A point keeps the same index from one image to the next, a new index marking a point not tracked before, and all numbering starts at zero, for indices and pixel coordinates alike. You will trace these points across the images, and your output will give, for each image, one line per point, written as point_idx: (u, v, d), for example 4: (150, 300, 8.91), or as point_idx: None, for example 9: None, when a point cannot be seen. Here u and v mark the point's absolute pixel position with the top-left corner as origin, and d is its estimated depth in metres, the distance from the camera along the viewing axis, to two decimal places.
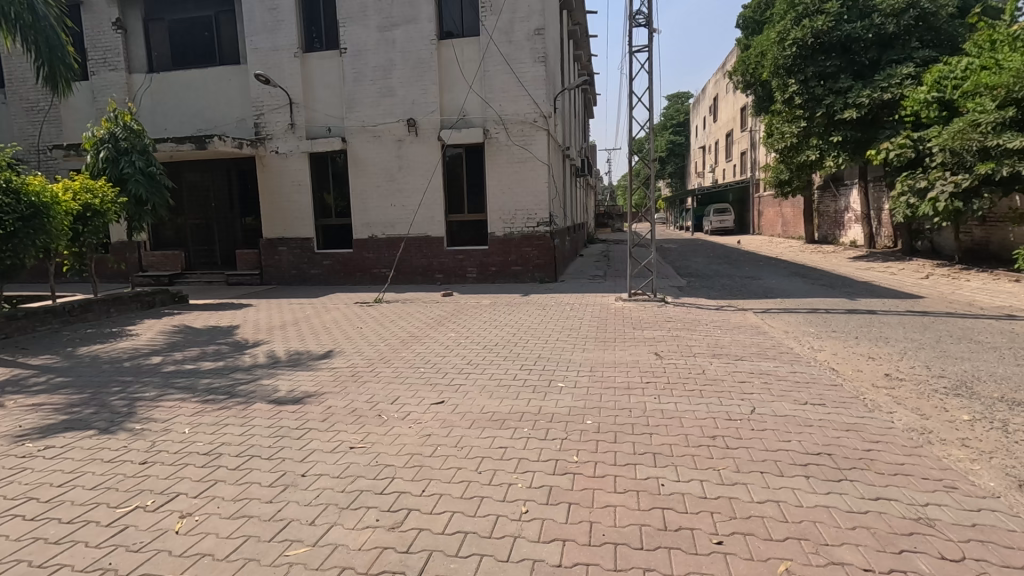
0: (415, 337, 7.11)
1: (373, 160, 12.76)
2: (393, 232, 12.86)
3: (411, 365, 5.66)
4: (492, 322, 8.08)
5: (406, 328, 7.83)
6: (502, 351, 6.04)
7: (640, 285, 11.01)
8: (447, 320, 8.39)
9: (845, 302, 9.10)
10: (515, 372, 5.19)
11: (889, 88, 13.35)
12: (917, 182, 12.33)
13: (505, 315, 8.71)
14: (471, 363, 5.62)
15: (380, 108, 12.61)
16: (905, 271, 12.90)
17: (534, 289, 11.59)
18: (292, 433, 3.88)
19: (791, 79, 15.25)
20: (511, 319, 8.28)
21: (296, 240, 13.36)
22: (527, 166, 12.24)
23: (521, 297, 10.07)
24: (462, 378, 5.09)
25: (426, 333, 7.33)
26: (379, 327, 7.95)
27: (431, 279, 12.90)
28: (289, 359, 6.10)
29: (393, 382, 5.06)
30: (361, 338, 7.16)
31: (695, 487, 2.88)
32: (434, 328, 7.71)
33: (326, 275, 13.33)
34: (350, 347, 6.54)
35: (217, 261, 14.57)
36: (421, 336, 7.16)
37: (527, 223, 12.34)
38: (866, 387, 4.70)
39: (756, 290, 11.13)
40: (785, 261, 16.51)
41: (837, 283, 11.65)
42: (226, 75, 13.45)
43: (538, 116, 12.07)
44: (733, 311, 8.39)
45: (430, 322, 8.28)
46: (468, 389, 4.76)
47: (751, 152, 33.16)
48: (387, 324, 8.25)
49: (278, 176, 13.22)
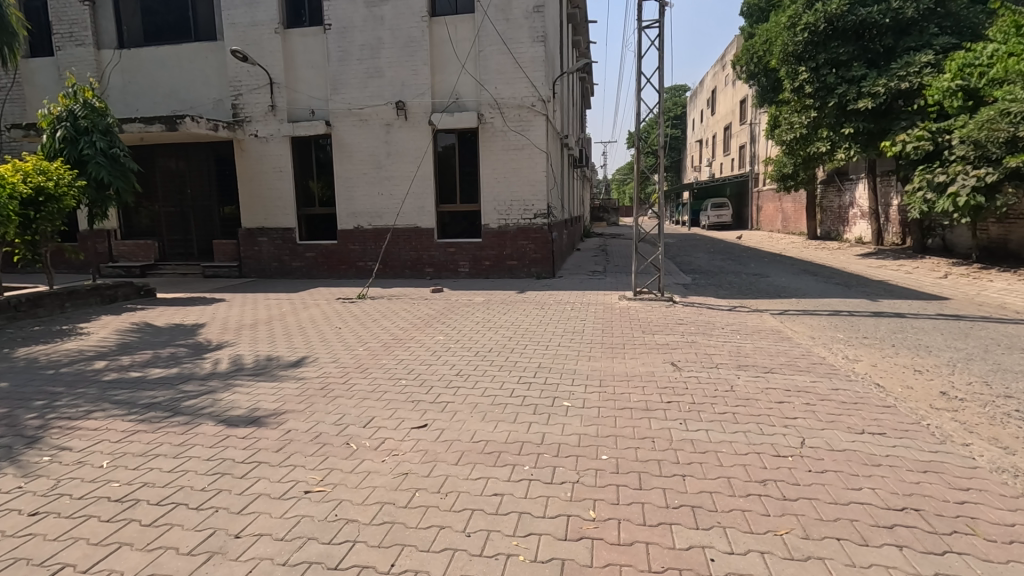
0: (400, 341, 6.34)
1: (360, 146, 11.93)
2: (381, 222, 12.07)
3: (391, 375, 4.90)
4: (486, 323, 7.31)
5: (390, 329, 7.06)
6: (498, 360, 5.29)
7: (646, 283, 10.25)
8: (436, 320, 7.62)
9: (867, 303, 8.42)
10: (513, 387, 4.45)
11: (907, 77, 12.60)
12: (936, 176, 11.69)
13: (499, 315, 7.94)
14: (460, 374, 4.86)
15: (367, 90, 11.76)
16: (920, 270, 12.28)
17: (532, 285, 10.86)
18: (235, 469, 3.11)
19: (801, 66, 14.55)
20: (506, 320, 7.53)
21: (276, 230, 12.53)
22: (524, 153, 11.46)
23: (517, 294, 9.34)
24: (450, 394, 4.33)
25: (412, 336, 6.57)
26: (361, 328, 7.16)
27: (421, 273, 12.13)
28: (254, 367, 5.33)
29: (370, 398, 4.30)
30: (339, 342, 6.38)
31: (757, 565, 2.15)
32: (421, 330, 6.94)
33: (309, 268, 12.53)
34: (325, 352, 5.77)
35: (193, 253, 13.63)
36: (406, 339, 6.38)
37: (523, 215, 11.59)
38: (925, 410, 3.99)
39: (766, 289, 10.46)
40: (791, 258, 15.86)
41: (852, 282, 10.98)
42: (202, 52, 12.55)
43: (536, 100, 11.28)
44: (750, 312, 7.69)
45: (416, 322, 7.46)
46: (457, 408, 4.01)
47: (751, 146, 32.55)
48: (371, 324, 7.49)
49: (257, 162, 12.38)
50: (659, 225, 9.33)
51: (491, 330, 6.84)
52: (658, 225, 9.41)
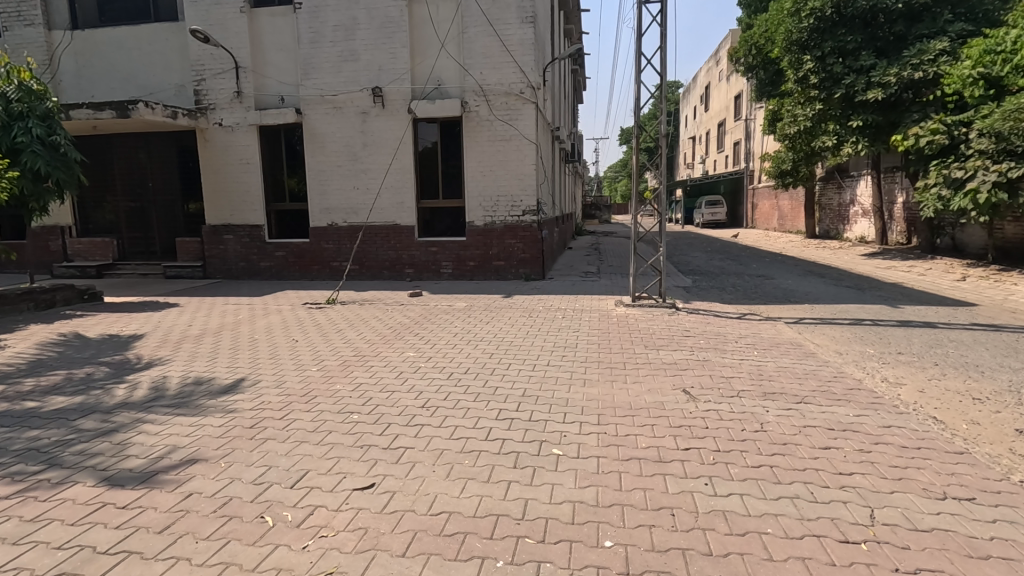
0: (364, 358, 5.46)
1: (333, 136, 11.00)
2: (357, 219, 11.15)
3: (341, 407, 4.02)
4: (466, 336, 6.44)
5: (355, 341, 6.17)
6: (475, 386, 4.41)
7: (646, 286, 9.37)
8: (408, 330, 6.72)
9: (888, 310, 7.63)
10: (491, 427, 3.55)
11: (921, 66, 11.82)
12: (952, 172, 10.95)
13: (481, 325, 7.04)
14: (426, 406, 3.99)
15: (342, 75, 10.82)
16: (933, 271, 11.59)
17: (522, 288, 9.99)
18: (89, 568, 2.21)
19: (806, 55, 13.81)
20: (490, 331, 6.64)
21: (243, 227, 11.56)
22: (512, 145, 10.59)
23: (503, 298, 8.50)
24: (410, 436, 3.46)
25: (379, 352, 5.69)
26: (322, 339, 6.25)
27: (400, 274, 11.23)
28: (180, 401, 4.20)
29: (309, 443, 3.39)
30: (291, 359, 5.49)
31: None
32: (391, 343, 6.04)
33: (279, 268, 11.58)
34: (269, 373, 4.87)
35: (155, 251, 12.62)
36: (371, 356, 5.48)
37: (511, 211, 10.71)
38: (1009, 457, 3.17)
39: (774, 292, 9.67)
40: (794, 258, 15.13)
41: (865, 285, 10.21)
42: (162, 34, 11.53)
43: (525, 87, 10.40)
44: (764, 322, 6.87)
45: (386, 332, 6.57)
46: (416, 458, 3.14)
47: (746, 143, 31.88)
48: (334, 334, 6.58)
49: (222, 153, 11.40)
50: (663, 219, 8.38)
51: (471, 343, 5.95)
52: (661, 220, 8.43)
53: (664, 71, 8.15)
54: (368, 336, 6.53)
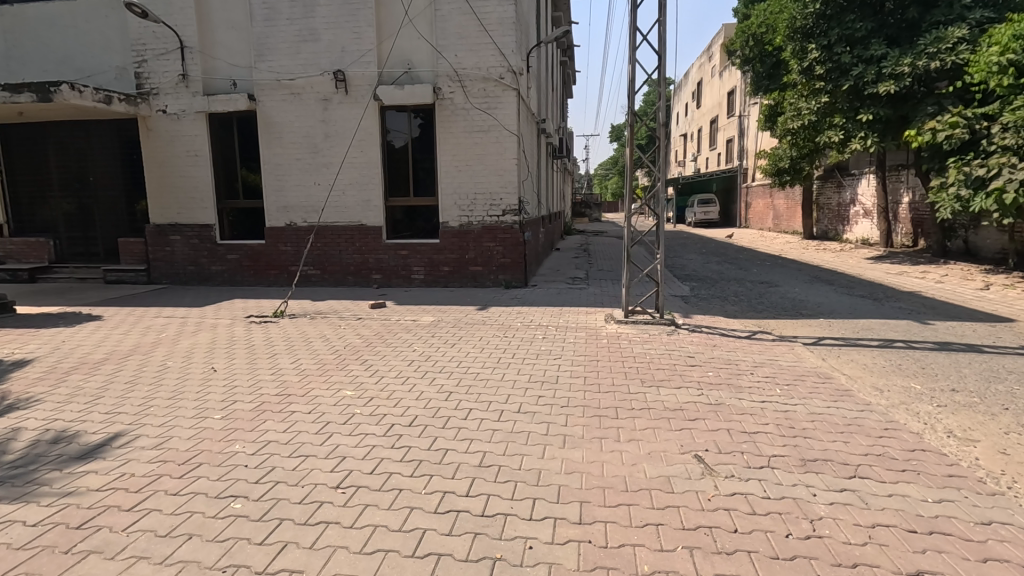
0: (276, 436, 4.17)
1: (291, 126, 9.84)
2: (319, 219, 10.03)
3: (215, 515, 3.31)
4: (425, 373, 5.32)
5: (276, 395, 4.93)
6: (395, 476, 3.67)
7: (641, 295, 8.26)
8: (351, 370, 5.49)
9: (919, 328, 6.64)
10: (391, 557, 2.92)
11: (939, 55, 10.82)
12: (973, 169, 9.99)
13: (446, 353, 5.93)
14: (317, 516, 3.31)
15: (300, 57, 9.66)
16: (949, 277, 10.69)
17: (501, 297, 8.90)
18: None
19: (811, 43, 12.83)
20: (451, 370, 5.43)
21: (191, 226, 10.37)
22: (490, 137, 9.50)
23: (477, 312, 7.44)
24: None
25: (297, 422, 4.43)
26: (236, 394, 4.98)
27: (367, 281, 10.11)
28: (13, 471, 3.71)
29: None
30: (182, 433, 4.23)
31: None
32: (322, 401, 4.79)
33: (232, 272, 10.41)
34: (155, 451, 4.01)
35: (97, 253, 11.39)
36: (283, 432, 4.22)
37: (489, 211, 9.63)
38: None
39: (782, 303, 8.67)
40: (795, 262, 14.16)
41: (880, 295, 9.25)
42: (100, 9, 10.27)
43: (505, 71, 9.30)
44: (781, 345, 5.85)
45: (321, 378, 5.29)
46: None
47: (741, 140, 30.95)
48: (261, 376, 5.36)
49: (167, 143, 10.20)
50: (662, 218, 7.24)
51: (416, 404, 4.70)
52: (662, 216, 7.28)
53: (663, 53, 7.09)
54: (300, 378, 5.31)
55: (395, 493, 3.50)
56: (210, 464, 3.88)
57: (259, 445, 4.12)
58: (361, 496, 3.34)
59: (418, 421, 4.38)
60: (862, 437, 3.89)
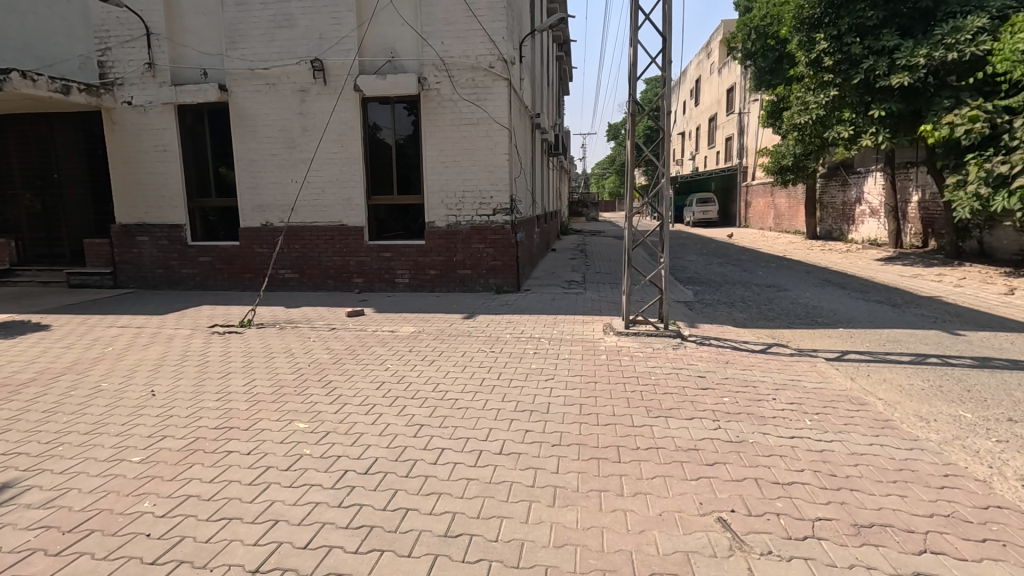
0: (198, 490, 3.36)
1: (265, 118, 9.17)
2: (297, 218, 9.35)
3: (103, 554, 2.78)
4: (397, 401, 4.62)
5: (214, 429, 4.14)
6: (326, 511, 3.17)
7: (642, 303, 7.57)
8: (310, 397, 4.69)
9: (950, 340, 6.02)
10: None
11: (957, 47, 10.11)
12: (995, 166, 9.39)
13: (426, 375, 5.15)
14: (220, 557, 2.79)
15: (275, 45, 8.98)
16: (967, 280, 10.08)
17: (491, 302, 8.23)
18: None
19: (820, 33, 12.17)
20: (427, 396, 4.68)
21: (160, 227, 9.67)
22: (480, 130, 8.84)
23: (464, 321, 6.77)
24: None
25: (231, 453, 3.82)
26: (166, 429, 4.15)
27: (348, 285, 9.44)
28: None
29: None
30: (90, 469, 3.58)
31: None
32: (268, 438, 4.01)
33: (203, 276, 9.72)
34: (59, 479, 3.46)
35: (62, 255, 10.69)
36: (209, 484, 3.42)
37: (479, 210, 8.98)
38: None
39: (794, 309, 8.05)
40: (802, 263, 13.53)
41: (897, 301, 8.64)
42: None
43: (495, 60, 8.64)
44: (803, 363, 5.20)
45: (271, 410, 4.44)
46: None
47: (740, 138, 30.35)
48: (204, 403, 4.58)
49: (133, 137, 9.51)
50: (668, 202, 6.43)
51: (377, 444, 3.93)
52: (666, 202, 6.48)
53: (666, 36, 6.40)
54: (249, 408, 4.52)
55: (318, 529, 3.03)
56: (118, 492, 3.33)
57: (180, 468, 3.60)
58: (285, 560, 2.76)
59: (377, 467, 3.65)
60: (920, 488, 3.29)
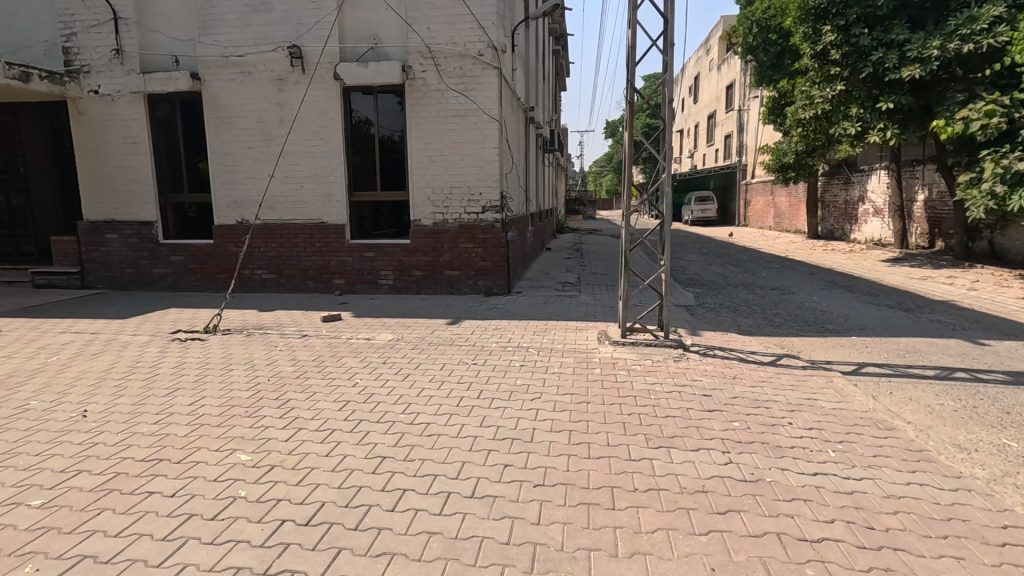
0: (98, 546, 2.87)
1: (241, 109, 8.65)
2: (274, 215, 8.85)
3: None
4: (358, 427, 4.15)
5: (140, 462, 3.71)
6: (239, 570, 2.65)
7: (641, 309, 7.05)
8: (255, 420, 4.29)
9: (976, 350, 5.53)
10: None
11: (972, 37, 9.69)
12: (1012, 164, 8.93)
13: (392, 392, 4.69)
14: None
15: (250, 30, 8.45)
16: (981, 283, 9.62)
17: (479, 306, 7.71)
18: None
19: (826, 24, 11.66)
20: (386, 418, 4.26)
21: (129, 224, 9.13)
22: (468, 122, 8.32)
23: (447, 328, 6.26)
24: None
25: (151, 497, 3.34)
26: (84, 462, 3.72)
27: (329, 287, 8.91)
28: None
29: None
30: None
31: None
32: (199, 476, 3.56)
33: (176, 276, 9.19)
34: None
35: (28, 253, 10.13)
36: (115, 540, 2.91)
37: (467, 207, 8.46)
38: None
39: (802, 314, 7.56)
40: (805, 264, 13.07)
41: (910, 305, 8.16)
42: None
43: (485, 47, 8.13)
44: (818, 378, 4.69)
45: (205, 436, 4.05)
46: None
47: (740, 135, 29.87)
48: (136, 433, 4.10)
49: (101, 129, 8.97)
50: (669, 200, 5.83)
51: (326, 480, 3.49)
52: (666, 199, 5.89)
53: (667, 17, 5.88)
54: (187, 435, 4.09)
55: None
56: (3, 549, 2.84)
57: (86, 519, 3.12)
58: None
59: (321, 516, 3.13)
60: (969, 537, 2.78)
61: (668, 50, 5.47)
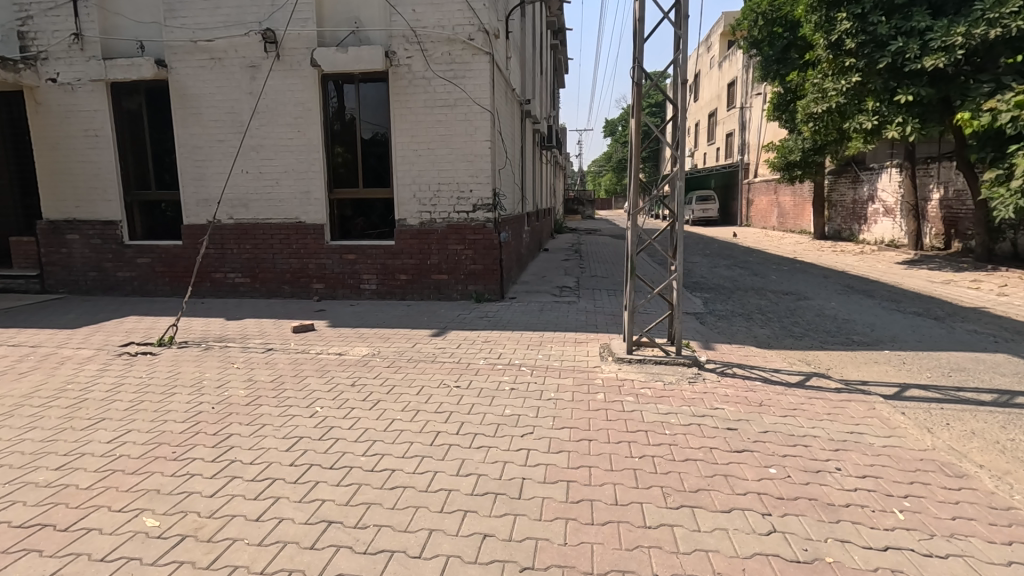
0: None
1: (210, 98, 7.97)
2: (247, 214, 8.17)
3: None
4: (308, 472, 3.39)
5: (13, 530, 2.85)
6: None
7: (648, 319, 6.36)
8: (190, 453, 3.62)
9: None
10: None
11: (1000, 23, 9.06)
12: None
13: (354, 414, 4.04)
14: None
15: (220, 13, 7.77)
16: (1009, 288, 8.98)
17: (468, 314, 7.02)
18: None
19: (840, 12, 11.00)
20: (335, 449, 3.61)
21: (91, 223, 8.44)
22: (457, 113, 7.64)
23: (430, 341, 5.59)
24: None
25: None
26: None
27: (307, 292, 8.23)
28: None
29: None
30: None
31: None
32: (87, 550, 2.71)
33: (143, 280, 8.50)
34: None
35: None
36: None
37: (456, 205, 7.79)
38: None
39: (823, 323, 6.90)
40: (816, 266, 12.42)
41: (939, 311, 7.51)
42: None
43: (475, 31, 7.45)
44: (857, 404, 4.00)
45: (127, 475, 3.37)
46: None
47: (742, 134, 29.23)
48: (35, 478, 3.33)
49: (60, 121, 8.27)
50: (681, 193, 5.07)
51: (249, 536, 2.79)
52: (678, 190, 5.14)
53: None
54: (89, 487, 3.28)
55: None
56: None
57: None
58: None
59: None
60: None
61: (681, 24, 4.80)
